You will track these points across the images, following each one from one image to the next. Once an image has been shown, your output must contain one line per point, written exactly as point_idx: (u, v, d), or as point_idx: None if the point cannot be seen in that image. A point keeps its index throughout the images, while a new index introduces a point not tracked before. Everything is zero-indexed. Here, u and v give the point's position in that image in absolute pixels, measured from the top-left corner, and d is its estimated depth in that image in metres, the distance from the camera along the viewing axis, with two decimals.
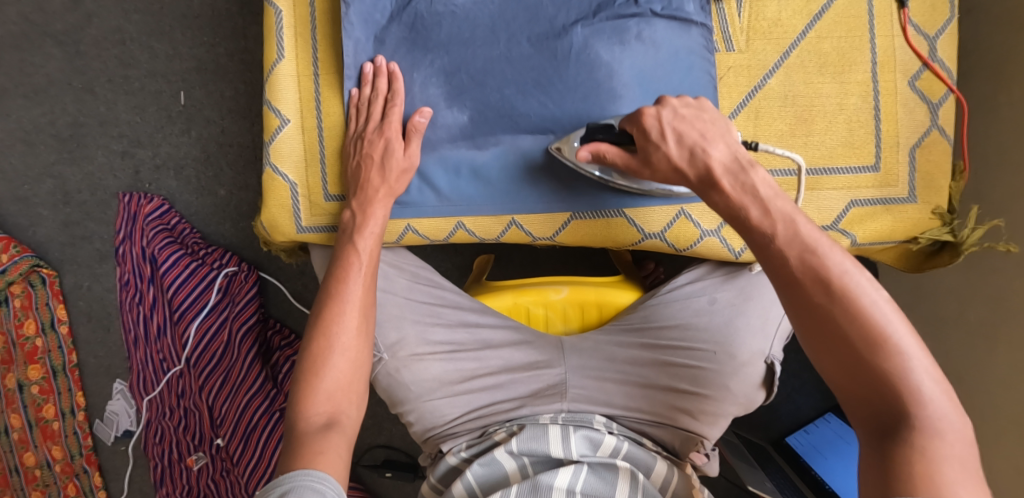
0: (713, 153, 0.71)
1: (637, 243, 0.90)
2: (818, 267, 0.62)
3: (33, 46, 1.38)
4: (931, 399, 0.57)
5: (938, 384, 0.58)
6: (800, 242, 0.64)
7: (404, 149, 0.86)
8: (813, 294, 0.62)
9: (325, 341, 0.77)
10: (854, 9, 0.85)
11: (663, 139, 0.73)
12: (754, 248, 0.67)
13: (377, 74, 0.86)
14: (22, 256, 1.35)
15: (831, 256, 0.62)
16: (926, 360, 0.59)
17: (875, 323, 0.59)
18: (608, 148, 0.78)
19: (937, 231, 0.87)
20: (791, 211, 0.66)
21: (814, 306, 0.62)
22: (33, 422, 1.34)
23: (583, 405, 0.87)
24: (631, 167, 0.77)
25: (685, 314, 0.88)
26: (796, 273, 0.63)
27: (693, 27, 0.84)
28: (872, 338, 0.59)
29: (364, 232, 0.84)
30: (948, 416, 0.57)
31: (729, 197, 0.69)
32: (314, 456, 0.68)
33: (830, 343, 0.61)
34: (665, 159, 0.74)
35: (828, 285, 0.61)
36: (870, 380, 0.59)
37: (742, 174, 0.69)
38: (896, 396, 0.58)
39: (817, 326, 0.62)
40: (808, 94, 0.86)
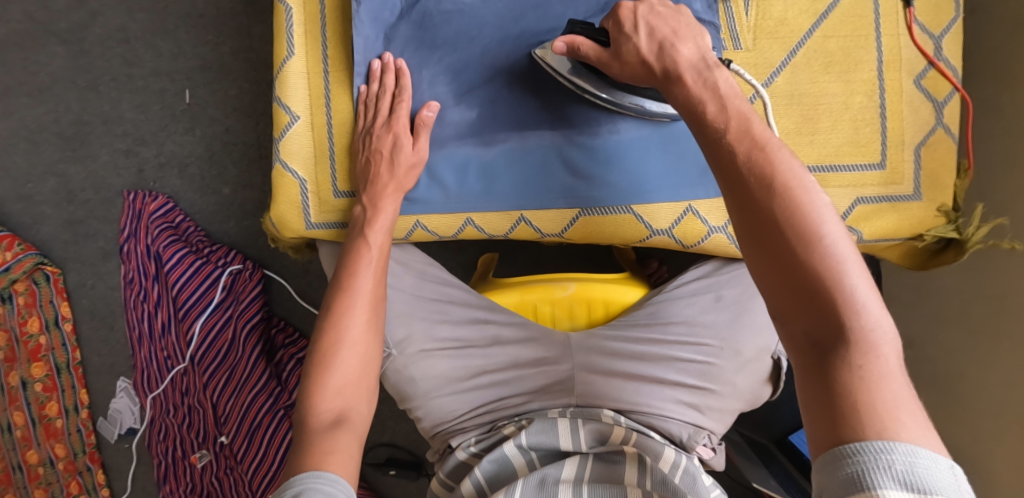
0: (682, 53, 0.68)
1: (645, 240, 0.90)
2: (762, 165, 0.57)
3: (36, 45, 1.38)
4: (867, 308, 0.52)
5: (874, 296, 0.53)
6: (751, 139, 0.59)
7: (412, 144, 0.86)
8: (755, 192, 0.57)
9: (335, 336, 0.78)
10: (859, 9, 0.86)
11: (635, 32, 0.72)
12: (704, 144, 0.62)
13: (387, 70, 0.86)
14: (26, 254, 1.35)
15: (778, 156, 0.58)
16: (863, 269, 0.53)
17: (813, 225, 0.54)
18: (584, 42, 0.76)
19: (943, 229, 0.88)
20: (746, 110, 0.62)
21: (753, 205, 0.57)
22: (36, 420, 1.34)
23: (591, 401, 0.86)
24: (602, 61, 0.75)
25: (691, 311, 0.89)
26: (740, 169, 0.58)
27: (701, 26, 0.85)
28: (810, 239, 0.54)
29: (374, 226, 0.85)
30: (882, 328, 0.52)
31: (689, 91, 0.66)
32: (324, 456, 0.68)
33: (766, 245, 0.55)
34: (635, 52, 0.71)
35: (771, 183, 0.56)
36: (803, 286, 0.53)
37: (705, 72, 0.66)
38: (830, 305, 0.52)
39: (756, 227, 0.56)
40: (814, 92, 0.86)
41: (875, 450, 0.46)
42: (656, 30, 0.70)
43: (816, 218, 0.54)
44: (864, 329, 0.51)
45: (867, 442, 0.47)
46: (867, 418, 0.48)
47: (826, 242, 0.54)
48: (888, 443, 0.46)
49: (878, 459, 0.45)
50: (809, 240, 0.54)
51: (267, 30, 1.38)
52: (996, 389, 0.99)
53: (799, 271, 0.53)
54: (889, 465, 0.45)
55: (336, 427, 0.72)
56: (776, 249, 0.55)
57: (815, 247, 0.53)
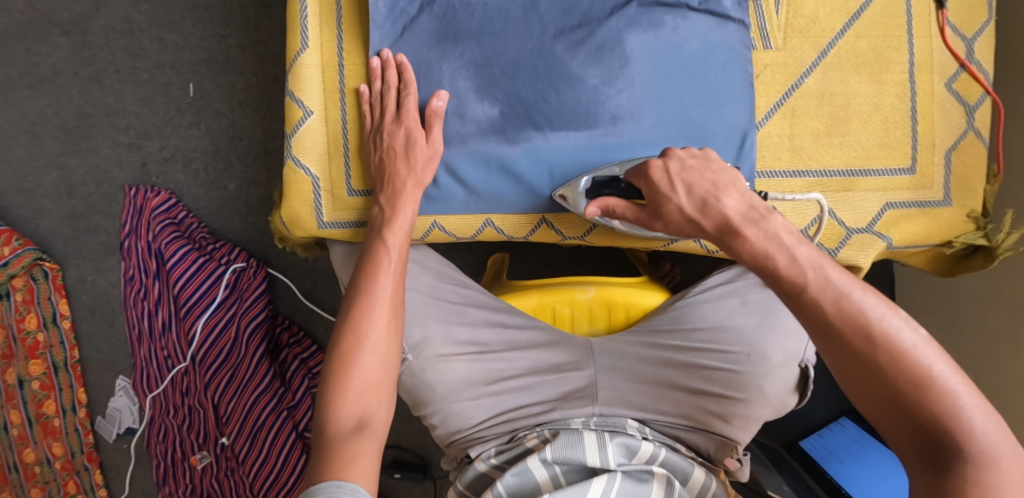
0: (728, 205, 0.67)
1: (668, 244, 0.90)
2: (853, 312, 0.59)
3: (39, 35, 1.35)
4: (988, 435, 0.55)
5: (994, 424, 0.56)
6: (833, 288, 0.60)
7: (430, 139, 0.84)
8: (854, 342, 0.59)
9: (354, 340, 0.75)
10: (892, 9, 0.84)
11: (673, 191, 0.70)
12: (785, 297, 0.63)
13: (391, 65, 0.84)
14: (24, 249, 1.32)
15: (865, 300, 0.60)
16: (974, 396, 0.57)
17: (920, 367, 0.57)
18: (617, 202, 0.78)
19: (972, 235, 0.86)
20: (817, 257, 0.62)
21: (855, 354, 0.59)
22: (33, 419, 1.31)
23: (615, 409, 0.87)
24: (642, 220, 0.76)
25: (717, 315, 0.87)
26: (834, 321, 0.60)
27: (730, 22, 0.83)
28: (917, 378, 0.57)
29: (394, 226, 0.83)
30: (1004, 449, 0.55)
31: (753, 246, 0.64)
32: (346, 465, 0.65)
33: (877, 392, 0.59)
34: (678, 212, 0.71)
35: (868, 332, 0.59)
36: (920, 428, 0.57)
37: (770, 231, 0.64)
38: (951, 440, 0.56)
39: (857, 369, 0.59)
40: (845, 93, 0.84)
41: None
42: (694, 186, 0.70)
43: (922, 354, 0.57)
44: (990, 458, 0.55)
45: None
46: None
47: (936, 377, 0.57)
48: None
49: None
50: (923, 381, 0.57)
51: (275, 24, 1.35)
52: (1021, 399, 0.98)
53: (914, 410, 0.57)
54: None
55: (357, 434, 0.70)
56: (885, 392, 0.58)
57: (928, 387, 0.57)
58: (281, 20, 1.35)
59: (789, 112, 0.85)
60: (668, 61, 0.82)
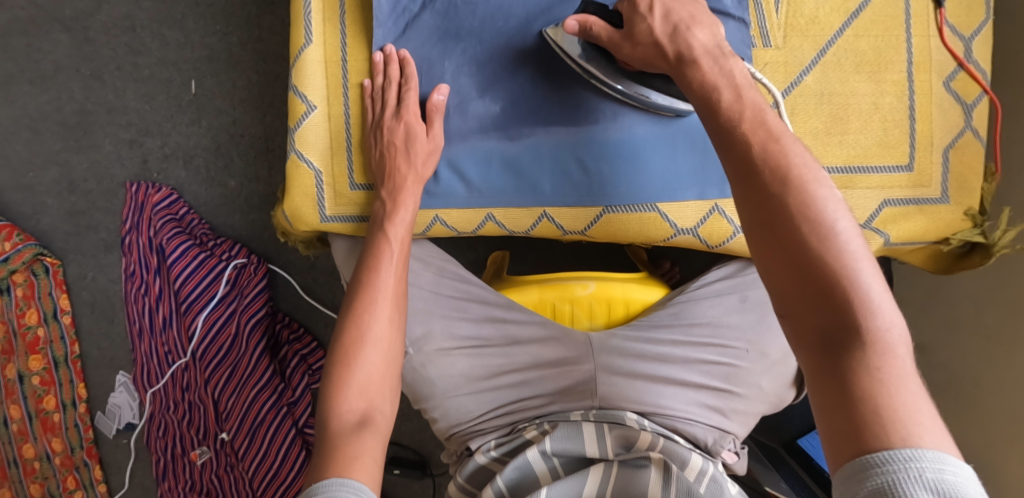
0: (697, 36, 0.68)
1: (670, 239, 0.89)
2: (772, 155, 0.58)
3: (40, 31, 1.36)
4: (882, 308, 0.52)
5: (885, 295, 0.53)
6: (766, 130, 0.60)
7: (431, 133, 0.85)
8: (769, 186, 0.57)
9: (357, 333, 0.76)
10: (891, 8, 0.85)
11: (650, 13, 0.71)
12: (717, 135, 0.62)
13: (392, 61, 0.85)
14: (25, 245, 1.32)
15: (792, 148, 0.58)
16: (870, 262, 0.54)
17: (824, 221, 0.54)
18: (597, 21, 0.75)
19: (969, 232, 0.87)
20: (761, 103, 0.62)
21: (767, 197, 0.56)
22: (33, 414, 1.31)
23: (615, 402, 0.84)
24: (614, 41, 0.74)
25: (715, 312, 0.88)
26: (757, 160, 0.58)
27: (731, 20, 0.83)
28: (822, 231, 0.54)
29: (396, 220, 0.84)
30: (895, 326, 0.52)
31: (705, 75, 0.66)
32: (349, 460, 0.66)
33: (779, 243, 0.55)
34: (649, 32, 0.71)
35: (785, 175, 0.56)
36: (813, 285, 0.53)
37: (728, 72, 0.65)
38: (841, 299, 0.52)
39: (765, 214, 0.56)
40: (844, 92, 0.85)
41: (903, 458, 0.46)
42: (669, 11, 0.70)
43: (829, 210, 0.55)
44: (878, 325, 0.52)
45: (896, 450, 0.47)
46: (889, 422, 0.48)
47: (841, 238, 0.54)
48: (917, 451, 0.47)
49: (908, 467, 0.46)
50: (826, 235, 0.54)
51: (277, 21, 1.35)
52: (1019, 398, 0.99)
53: (808, 264, 0.53)
54: (920, 474, 0.46)
55: (359, 429, 0.70)
56: (785, 241, 0.55)
57: (826, 243, 0.53)
58: (283, 18, 1.35)
59: (789, 110, 0.85)
60: None
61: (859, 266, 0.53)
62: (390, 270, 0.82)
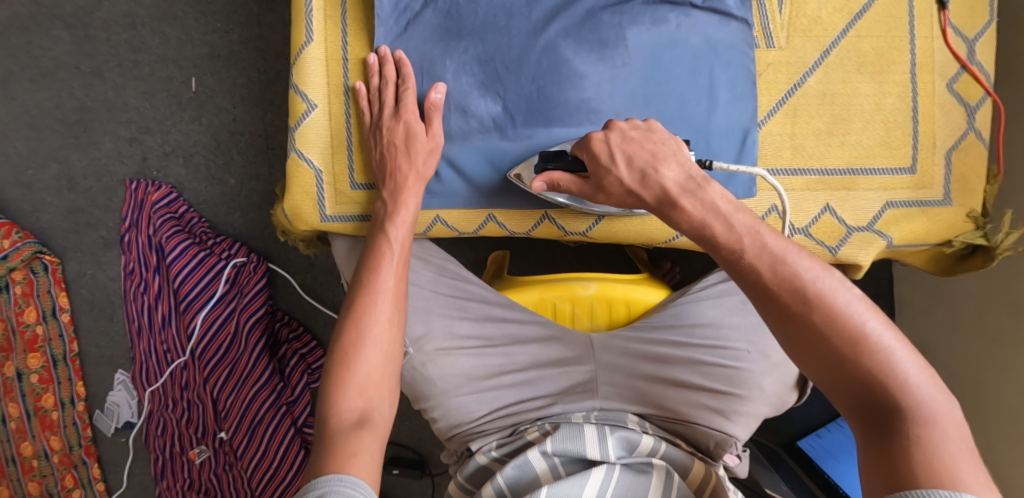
0: (667, 177, 0.67)
1: (671, 241, 0.89)
2: (784, 274, 0.59)
3: (40, 28, 1.35)
4: (924, 389, 0.54)
5: (928, 381, 0.55)
6: (770, 253, 0.60)
7: (432, 133, 0.84)
8: (789, 303, 0.58)
9: (357, 333, 0.76)
10: (894, 9, 0.84)
11: (613, 164, 0.70)
12: (725, 265, 0.62)
13: (392, 60, 0.85)
14: (24, 242, 1.32)
15: (801, 264, 0.59)
16: (907, 352, 0.56)
17: (854, 325, 0.56)
18: (561, 176, 0.77)
19: (971, 234, 0.87)
20: (754, 222, 0.61)
21: (791, 318, 0.58)
22: (31, 412, 1.31)
23: (615, 403, 0.86)
24: (586, 193, 0.75)
25: (716, 313, 0.88)
26: (771, 285, 0.59)
27: (733, 21, 0.83)
28: (851, 336, 0.56)
29: (396, 220, 0.83)
30: (940, 402, 0.54)
31: (691, 216, 0.64)
32: (348, 459, 0.65)
33: (816, 354, 0.57)
34: (618, 184, 0.70)
35: (802, 293, 0.58)
36: (858, 386, 0.55)
37: (708, 202, 0.64)
38: (886, 397, 0.54)
39: (793, 330, 0.58)
40: (846, 93, 0.85)
41: None
42: (631, 158, 0.70)
43: (856, 311, 0.56)
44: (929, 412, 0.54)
45: (935, 491, 0.50)
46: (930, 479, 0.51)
47: (871, 336, 0.56)
48: (954, 493, 0.49)
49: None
50: (860, 338, 0.56)
51: (277, 19, 1.35)
52: None
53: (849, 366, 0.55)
54: None
55: (358, 428, 0.70)
56: (821, 351, 0.57)
57: (861, 344, 0.55)
58: (284, 16, 1.35)
59: (791, 111, 0.85)
60: (671, 57, 0.83)
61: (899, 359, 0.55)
62: (391, 270, 0.81)
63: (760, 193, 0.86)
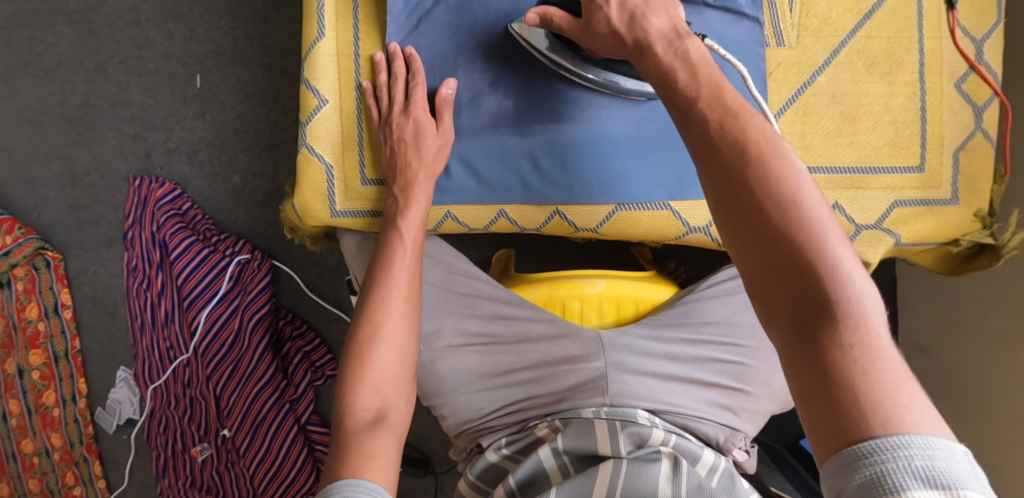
0: (652, 22, 0.61)
1: (681, 238, 0.89)
2: (728, 129, 0.53)
3: (44, 24, 1.35)
4: (855, 281, 0.48)
5: (859, 272, 0.49)
6: (722, 105, 0.54)
7: (443, 127, 0.85)
8: (729, 163, 0.52)
9: (370, 330, 0.76)
10: (903, 10, 0.85)
11: (607, 1, 0.65)
12: (675, 115, 0.57)
13: (402, 54, 0.85)
14: (26, 238, 1.31)
15: (752, 121, 0.53)
16: (843, 235, 0.50)
17: (793, 197, 0.50)
18: (556, 13, 0.72)
19: (979, 234, 0.87)
20: (717, 75, 0.56)
21: (727, 176, 0.52)
22: (32, 409, 1.30)
23: (626, 399, 0.83)
24: (573, 32, 0.71)
25: (725, 311, 0.89)
26: (713, 137, 0.53)
27: (745, 20, 0.84)
28: (787, 207, 0.50)
29: (408, 216, 0.83)
30: (868, 298, 0.48)
31: (660, 61, 0.59)
32: (364, 462, 0.65)
33: (747, 224, 0.51)
34: (606, 22, 0.66)
35: (744, 150, 0.52)
36: (783, 264, 0.49)
37: (683, 50, 0.59)
38: (813, 282, 0.48)
39: (726, 192, 0.52)
40: (856, 92, 0.85)
41: (892, 446, 0.43)
42: (625, 0, 0.64)
43: (796, 181, 0.51)
44: (857, 304, 0.48)
45: (883, 438, 0.44)
46: (873, 412, 0.45)
47: (806, 211, 0.50)
48: (905, 437, 0.44)
49: (897, 457, 0.43)
50: (796, 210, 0.50)
51: (283, 16, 1.35)
52: None
53: (778, 241, 0.49)
54: (909, 463, 0.43)
55: (374, 427, 0.70)
56: (752, 220, 0.51)
57: (794, 218, 0.50)
58: (290, 13, 1.35)
59: (801, 109, 0.86)
60: None
61: (834, 242, 0.49)
62: (404, 267, 0.82)
63: None
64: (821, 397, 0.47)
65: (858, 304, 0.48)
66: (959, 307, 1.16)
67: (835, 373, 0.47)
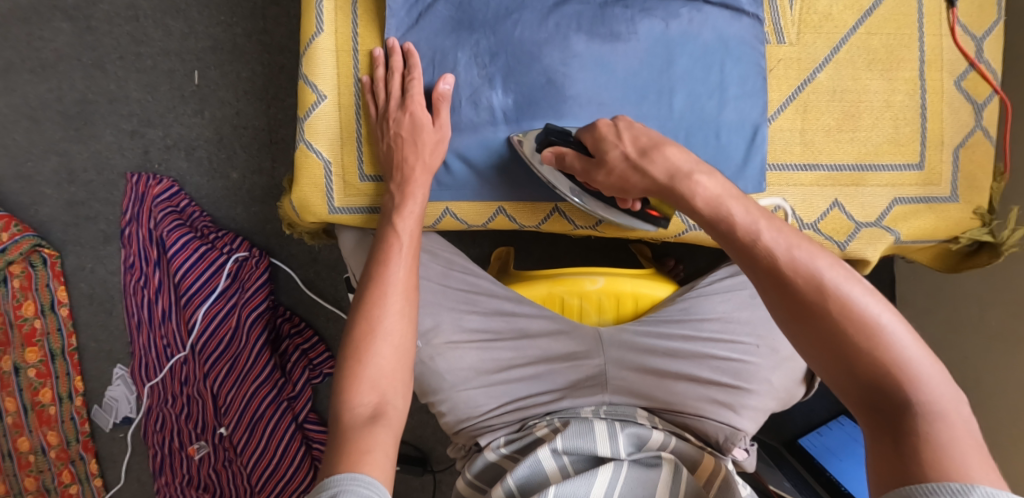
0: (670, 154, 0.71)
1: (680, 235, 0.89)
2: (797, 259, 0.58)
3: (42, 20, 1.34)
4: (933, 384, 0.54)
5: (941, 383, 0.54)
6: (786, 239, 0.60)
7: (438, 123, 0.85)
8: (805, 293, 0.57)
9: (368, 326, 0.76)
10: (904, 7, 0.85)
11: (618, 140, 0.75)
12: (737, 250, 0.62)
13: (401, 51, 0.85)
14: (23, 235, 1.31)
15: (816, 253, 0.59)
16: (920, 350, 0.55)
17: (868, 317, 0.55)
18: (568, 150, 0.79)
19: (978, 231, 0.87)
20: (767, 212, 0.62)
21: (805, 304, 0.57)
22: (28, 407, 1.30)
23: (624, 398, 0.86)
24: (589, 170, 0.78)
25: (725, 307, 0.89)
26: (785, 270, 0.58)
27: (745, 17, 0.84)
28: (866, 328, 0.55)
29: (404, 212, 0.83)
30: (948, 398, 0.53)
31: (707, 197, 0.65)
32: (360, 456, 0.65)
33: (829, 345, 0.56)
34: (620, 160, 0.74)
35: (817, 281, 0.57)
36: (865, 380, 0.55)
37: (728, 189, 0.66)
38: (899, 390, 0.53)
39: (805, 318, 0.57)
40: (857, 89, 0.85)
41: (953, 490, 0.48)
42: (636, 145, 0.74)
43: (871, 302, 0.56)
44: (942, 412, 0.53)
45: (944, 482, 0.48)
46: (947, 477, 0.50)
47: (882, 327, 0.55)
48: (966, 485, 0.48)
49: None
50: (873, 327, 0.55)
51: (282, 13, 1.34)
52: None
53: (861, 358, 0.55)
54: None
55: (372, 422, 0.69)
56: (835, 341, 0.55)
57: (870, 334, 0.55)
58: (289, 10, 1.34)
59: (802, 106, 0.85)
60: (681, 52, 0.84)
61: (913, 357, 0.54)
62: (402, 263, 0.81)
63: (770, 187, 0.86)
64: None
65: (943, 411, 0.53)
66: (959, 305, 1.16)
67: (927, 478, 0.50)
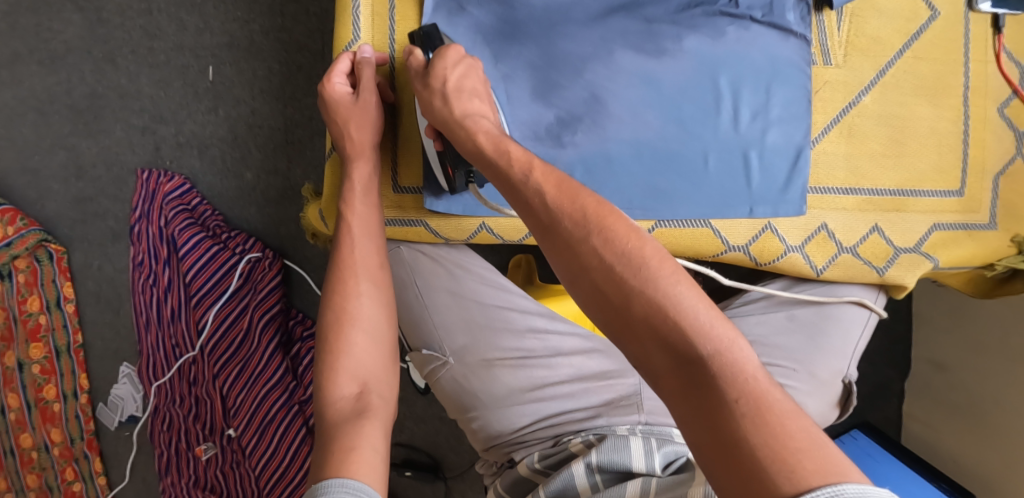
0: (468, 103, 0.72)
1: (719, 256, 0.86)
2: (560, 206, 0.57)
3: (52, 11, 1.31)
4: (711, 326, 0.50)
5: (716, 315, 0.51)
6: (545, 182, 0.59)
7: (364, 90, 0.83)
8: (570, 232, 0.55)
9: (336, 315, 0.74)
10: (951, 32, 0.84)
11: (450, 67, 0.74)
12: (515, 201, 0.61)
13: (342, 57, 0.85)
14: (29, 230, 1.28)
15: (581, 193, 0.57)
16: (691, 284, 0.52)
17: (633, 258, 0.53)
18: (416, 54, 0.78)
19: (1014, 259, 0.87)
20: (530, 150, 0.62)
21: (573, 251, 0.55)
22: (32, 403, 1.27)
23: (660, 419, 0.82)
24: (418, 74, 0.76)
25: (761, 329, 0.88)
26: (548, 218, 0.57)
27: (793, 37, 0.83)
28: (635, 268, 0.52)
29: (350, 194, 0.80)
30: (729, 338, 0.50)
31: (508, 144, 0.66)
32: (348, 454, 0.62)
33: (600, 297, 0.54)
34: (441, 78, 0.73)
35: (582, 217, 0.55)
36: (649, 330, 0.51)
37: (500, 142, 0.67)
38: (683, 340, 0.50)
39: (582, 274, 0.55)
40: (904, 115, 0.85)
41: (777, 462, 0.44)
42: (458, 82, 0.74)
43: (632, 239, 0.54)
44: (725, 348, 0.49)
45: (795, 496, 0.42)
46: (759, 434, 0.45)
47: (652, 269, 0.53)
48: (781, 452, 0.44)
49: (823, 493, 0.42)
50: (635, 266, 0.53)
51: (300, 10, 1.32)
52: None
53: (631, 302, 0.52)
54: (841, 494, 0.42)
55: (357, 415, 0.67)
56: (608, 292, 0.53)
57: (635, 276, 0.52)
58: (308, 8, 1.32)
59: (846, 129, 0.84)
60: (725, 72, 0.82)
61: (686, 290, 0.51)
62: (370, 243, 0.80)
63: (810, 211, 0.85)
64: (727, 458, 0.46)
65: (727, 347, 0.49)
66: (978, 326, 1.16)
67: (729, 428, 0.46)
